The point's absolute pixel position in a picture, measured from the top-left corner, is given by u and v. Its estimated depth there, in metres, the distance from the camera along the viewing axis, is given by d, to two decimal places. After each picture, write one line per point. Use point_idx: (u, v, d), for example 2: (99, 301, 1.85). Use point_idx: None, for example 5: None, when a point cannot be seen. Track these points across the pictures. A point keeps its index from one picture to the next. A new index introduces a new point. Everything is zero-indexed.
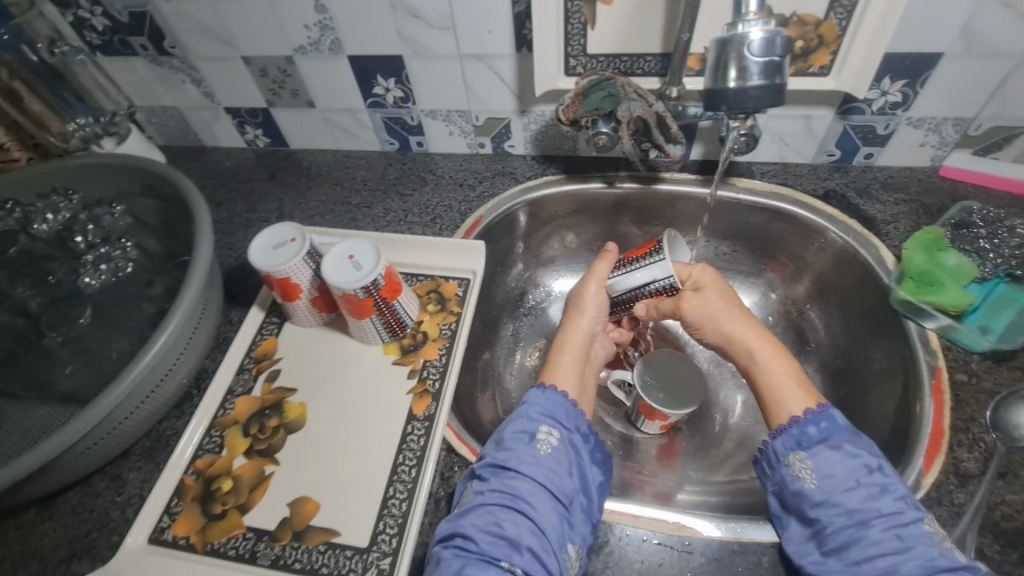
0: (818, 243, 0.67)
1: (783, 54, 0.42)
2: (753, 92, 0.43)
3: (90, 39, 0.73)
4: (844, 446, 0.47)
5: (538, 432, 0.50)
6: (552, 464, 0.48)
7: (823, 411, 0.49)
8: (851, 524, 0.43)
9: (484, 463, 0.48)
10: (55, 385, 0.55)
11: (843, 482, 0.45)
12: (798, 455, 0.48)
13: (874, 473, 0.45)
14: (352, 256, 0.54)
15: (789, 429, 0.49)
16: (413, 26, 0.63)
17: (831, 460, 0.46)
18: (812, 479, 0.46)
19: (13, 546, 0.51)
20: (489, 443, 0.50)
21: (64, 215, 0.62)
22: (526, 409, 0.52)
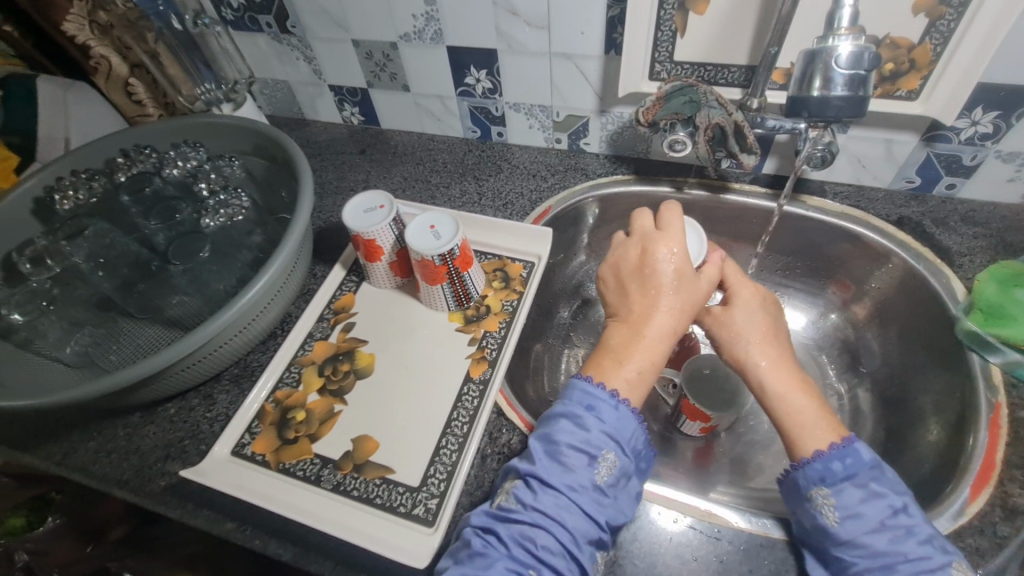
0: (884, 268, 0.66)
1: (869, 69, 0.43)
2: (836, 102, 0.45)
3: (225, 14, 0.82)
4: (871, 485, 0.44)
5: (598, 454, 0.45)
6: (603, 493, 0.44)
7: (847, 445, 0.46)
8: (877, 566, 0.42)
9: (534, 470, 0.45)
10: (164, 311, 0.65)
11: (868, 522, 0.43)
12: (823, 493, 0.45)
13: (901, 514, 0.43)
14: (433, 227, 0.60)
15: (810, 464, 0.46)
16: (510, 23, 0.68)
17: (855, 500, 0.44)
18: (836, 517, 0.44)
19: (121, 441, 0.59)
20: (541, 445, 0.46)
21: (192, 164, 0.70)
22: (591, 421, 0.46)
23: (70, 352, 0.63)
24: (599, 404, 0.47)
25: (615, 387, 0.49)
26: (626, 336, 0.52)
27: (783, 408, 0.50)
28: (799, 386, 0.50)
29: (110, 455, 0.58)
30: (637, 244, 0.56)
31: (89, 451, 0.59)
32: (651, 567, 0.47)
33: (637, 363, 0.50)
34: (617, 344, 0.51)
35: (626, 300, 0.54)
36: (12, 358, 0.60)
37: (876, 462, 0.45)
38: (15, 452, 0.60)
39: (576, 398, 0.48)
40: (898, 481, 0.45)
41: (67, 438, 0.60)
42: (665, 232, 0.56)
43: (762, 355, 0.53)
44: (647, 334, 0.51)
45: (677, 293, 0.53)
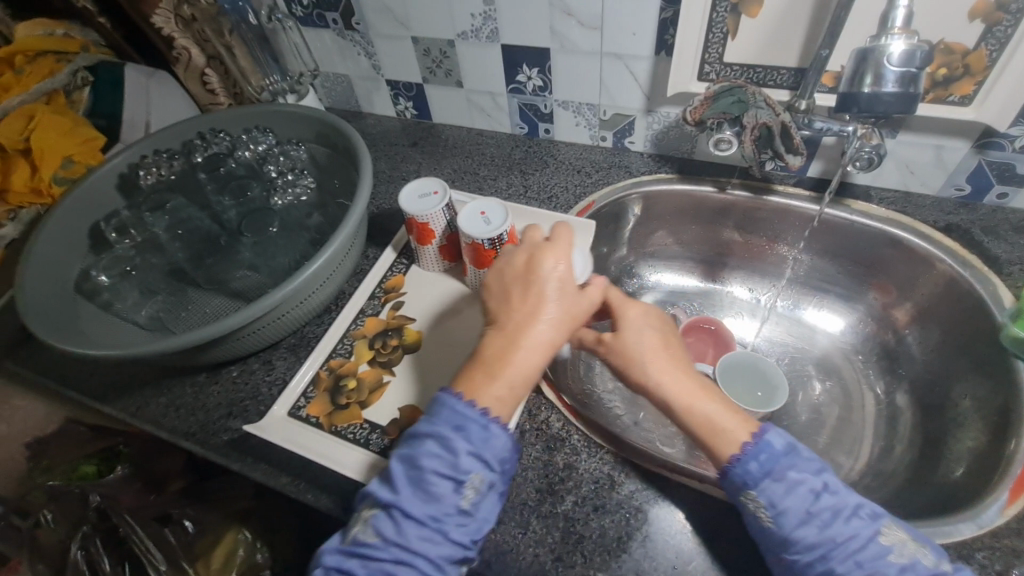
0: (928, 274, 0.66)
1: (921, 67, 0.44)
2: (886, 98, 0.46)
3: (296, 11, 0.88)
4: (788, 476, 0.44)
5: (463, 478, 0.44)
6: (469, 516, 0.44)
7: (757, 441, 0.45)
8: (818, 558, 0.42)
9: (393, 501, 0.43)
10: (229, 282, 0.70)
11: (794, 517, 0.43)
12: (751, 496, 0.45)
13: (823, 496, 0.43)
14: (483, 213, 0.63)
15: (732, 471, 0.45)
16: (565, 23, 0.71)
17: (778, 496, 0.43)
18: (769, 518, 0.44)
19: (188, 398, 0.65)
20: (405, 472, 0.44)
21: (262, 148, 0.75)
22: (458, 443, 0.45)
23: (144, 315, 0.68)
24: (467, 424, 0.45)
25: (486, 404, 0.46)
26: (503, 346, 0.49)
27: (695, 421, 0.48)
28: (705, 394, 0.49)
29: (179, 410, 0.64)
30: (524, 253, 0.54)
31: (160, 405, 0.64)
32: (682, 545, 0.49)
33: (509, 379, 0.47)
34: (494, 354, 0.48)
35: (504, 310, 0.51)
36: (95, 316, 0.66)
37: (788, 447, 0.45)
38: (94, 403, 0.66)
39: (444, 415, 0.46)
40: (813, 456, 0.46)
41: (140, 393, 0.66)
42: (553, 245, 0.54)
43: (662, 371, 0.50)
44: (524, 346, 0.48)
45: (562, 302, 0.50)
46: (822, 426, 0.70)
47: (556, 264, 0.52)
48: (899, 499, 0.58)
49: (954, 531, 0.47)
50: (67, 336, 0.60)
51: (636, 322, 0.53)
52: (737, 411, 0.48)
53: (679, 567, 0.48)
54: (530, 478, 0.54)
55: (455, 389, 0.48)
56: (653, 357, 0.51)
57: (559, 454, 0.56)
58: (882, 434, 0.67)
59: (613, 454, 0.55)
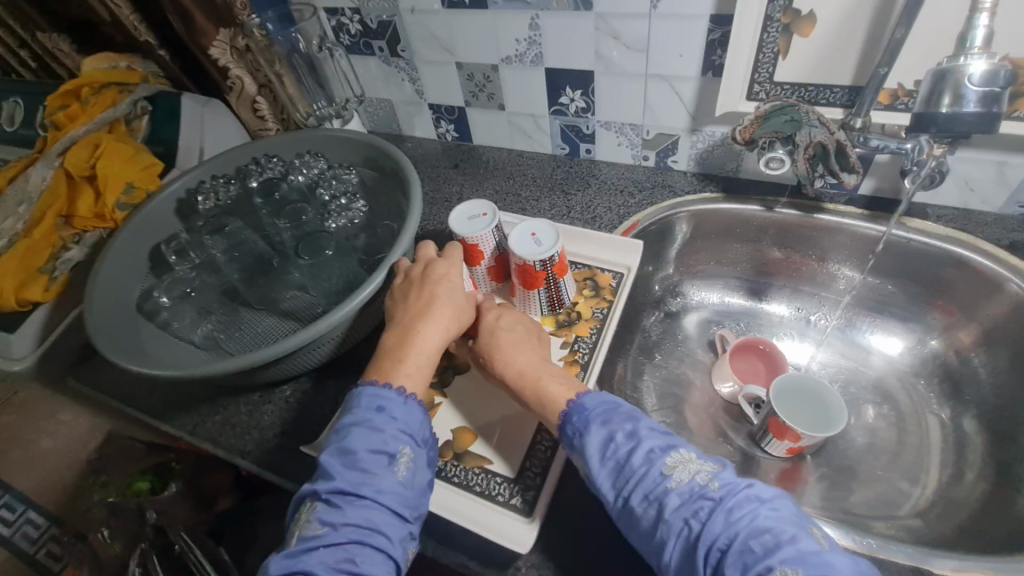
0: (996, 295, 0.64)
1: (1005, 86, 0.44)
2: (967, 118, 0.45)
3: (343, 40, 0.91)
4: (590, 428, 0.48)
5: (395, 450, 0.47)
6: (406, 488, 0.47)
7: (573, 404, 0.50)
8: (622, 499, 0.44)
9: (333, 488, 0.45)
10: (280, 303, 0.72)
11: (597, 464, 0.46)
12: (572, 455, 0.49)
13: (618, 440, 0.46)
14: (534, 234, 0.63)
15: (561, 433, 0.50)
16: (611, 46, 0.71)
17: (584, 449, 0.47)
18: (586, 471, 0.47)
19: (243, 416, 0.66)
20: (341, 459, 0.46)
21: (314, 174, 0.77)
22: (384, 420, 0.48)
23: (200, 335, 0.70)
24: (388, 402, 0.50)
25: (400, 383, 0.52)
26: (399, 337, 0.55)
27: (544, 397, 0.52)
28: (556, 376, 0.54)
29: (234, 429, 0.65)
30: (419, 265, 0.62)
31: (216, 423, 0.66)
32: None
33: (414, 359, 0.53)
34: (393, 345, 0.55)
35: (399, 311, 0.58)
36: (156, 335, 0.68)
37: (597, 402, 0.50)
38: (153, 420, 0.68)
39: (365, 402, 0.50)
40: (624, 407, 0.49)
41: (197, 411, 0.67)
42: (444, 257, 0.63)
43: (519, 358, 0.56)
44: (421, 332, 0.55)
45: (450, 299, 0.58)
46: (881, 452, 0.68)
47: (446, 269, 0.61)
48: (974, 532, 0.55)
49: None
50: (131, 355, 0.62)
51: (499, 320, 0.59)
52: (571, 383, 0.53)
53: None
54: (585, 503, 0.54)
55: (367, 381, 0.53)
56: (505, 348, 0.57)
57: None
58: (949, 462, 0.64)
59: None
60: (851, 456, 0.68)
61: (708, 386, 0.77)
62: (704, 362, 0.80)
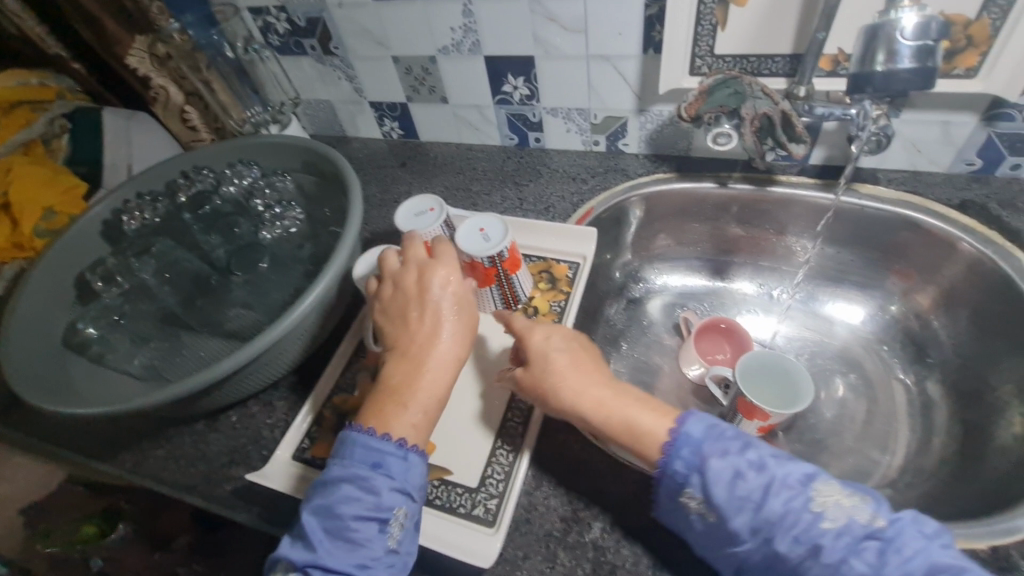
0: (948, 254, 0.64)
1: (938, 38, 0.42)
2: (902, 75, 0.44)
3: (272, 41, 0.85)
4: (710, 464, 0.42)
5: (387, 515, 0.44)
6: (396, 555, 0.44)
7: (676, 436, 0.44)
8: (760, 542, 0.40)
9: (318, 560, 0.42)
10: (223, 323, 0.66)
11: (726, 506, 0.41)
12: (685, 493, 0.43)
13: (749, 476, 0.41)
14: (482, 229, 0.60)
15: (664, 470, 0.43)
16: (548, 29, 0.69)
17: (705, 488, 0.41)
18: (707, 512, 0.42)
19: (188, 448, 0.62)
20: (330, 526, 0.44)
21: (247, 182, 0.74)
22: (379, 480, 0.45)
23: (138, 364, 0.64)
24: (384, 457, 0.46)
25: (402, 434, 0.47)
26: (407, 372, 0.50)
27: (631, 430, 0.46)
28: (637, 401, 0.48)
29: (178, 462, 0.61)
30: (413, 271, 0.55)
31: (159, 458, 0.62)
32: None
33: (421, 404, 0.49)
34: (399, 382, 0.50)
35: (405, 338, 0.52)
36: (86, 370, 0.63)
37: (707, 432, 0.43)
38: (90, 461, 0.63)
39: (359, 457, 0.46)
40: (734, 432, 0.43)
41: (137, 447, 0.63)
42: (439, 258, 0.56)
43: (588, 384, 0.49)
44: (429, 368, 0.50)
45: (457, 321, 0.52)
46: (851, 422, 0.67)
47: (445, 276, 0.54)
48: (944, 497, 0.55)
49: (1014, 528, 0.45)
50: (57, 396, 0.57)
51: (549, 339, 0.53)
52: (664, 410, 0.47)
53: None
54: (550, 506, 0.51)
55: (362, 426, 0.48)
56: (567, 374, 0.50)
57: (580, 478, 0.53)
58: (917, 426, 0.64)
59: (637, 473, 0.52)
60: (821, 429, 0.67)
61: (675, 370, 0.76)
62: (671, 346, 0.78)
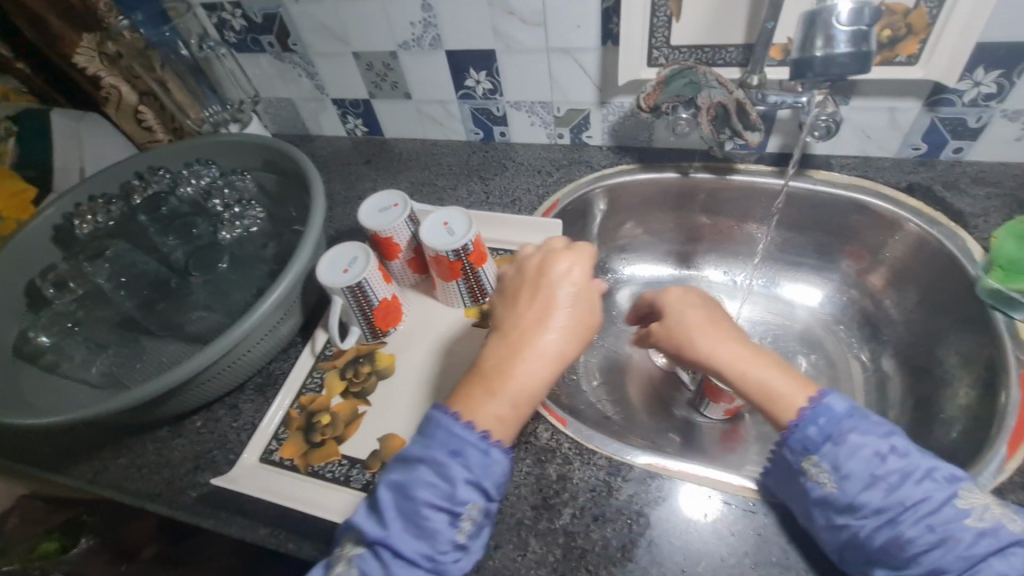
0: (897, 235, 0.66)
1: (870, 24, 0.44)
2: (840, 59, 0.45)
3: (228, 37, 0.84)
4: (850, 438, 0.43)
5: (459, 509, 0.42)
6: (459, 548, 0.43)
7: (818, 403, 0.45)
8: (882, 522, 0.40)
9: (386, 538, 0.42)
10: (184, 327, 0.65)
11: (861, 482, 0.42)
12: (811, 460, 0.44)
13: (890, 459, 0.42)
14: (446, 223, 0.60)
15: (789, 432, 0.45)
16: (508, 22, 0.69)
17: (841, 461, 0.42)
18: (832, 484, 0.43)
19: (150, 455, 0.60)
20: (401, 507, 0.43)
21: (205, 182, 0.71)
22: (456, 471, 0.43)
23: (95, 371, 0.62)
24: (465, 446, 0.44)
25: (485, 426, 0.45)
26: (506, 355, 0.49)
27: (761, 389, 0.48)
28: (776, 365, 0.49)
29: (141, 470, 0.59)
30: (538, 257, 0.55)
31: (120, 466, 0.60)
32: (688, 545, 0.46)
33: (508, 397, 0.47)
34: (492, 366, 0.48)
35: (512, 317, 0.51)
36: (39, 379, 0.60)
37: (852, 410, 0.44)
38: (48, 474, 0.61)
39: (438, 441, 0.44)
40: (880, 418, 0.44)
41: (98, 457, 0.61)
42: (574, 249, 0.54)
43: (724, 349, 0.51)
44: (525, 358, 0.48)
45: (571, 310, 0.50)
46: None
47: (568, 267, 0.52)
48: None
49: None
50: (7, 408, 0.55)
51: (681, 307, 0.56)
52: (795, 377, 0.48)
53: (688, 571, 0.45)
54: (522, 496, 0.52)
55: (450, 408, 0.47)
56: (703, 340, 0.52)
57: (550, 466, 0.53)
58: (873, 403, 0.66)
59: (606, 458, 0.53)
60: None
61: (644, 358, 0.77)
62: None
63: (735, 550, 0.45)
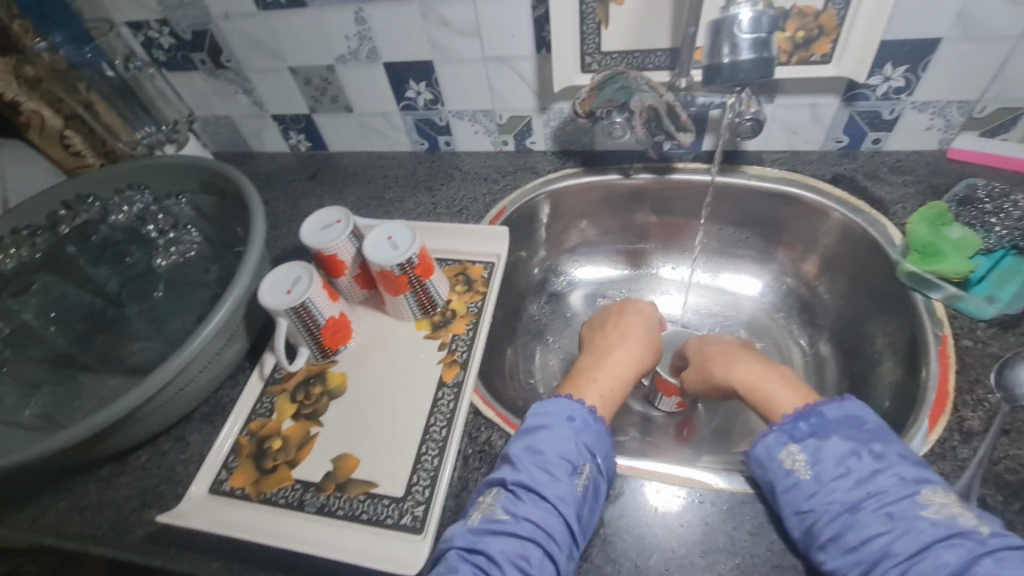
0: (826, 224, 0.70)
1: (769, 32, 0.47)
2: (744, 65, 0.48)
3: (157, 56, 0.81)
4: (833, 436, 0.45)
5: (581, 463, 0.48)
6: (586, 504, 0.47)
7: (811, 408, 0.48)
8: (844, 509, 0.42)
9: (525, 482, 0.47)
10: (126, 359, 0.62)
11: (831, 472, 0.44)
12: (790, 450, 0.46)
13: (865, 457, 0.44)
14: (390, 237, 0.60)
15: (781, 425, 0.48)
16: (442, 33, 0.69)
17: (819, 453, 0.45)
18: (807, 471, 0.45)
19: (93, 496, 0.58)
20: (534, 458, 0.48)
21: (138, 208, 0.70)
22: (574, 431, 0.50)
23: (29, 414, 0.56)
24: (579, 414, 0.51)
25: (593, 401, 0.55)
26: (596, 359, 0.62)
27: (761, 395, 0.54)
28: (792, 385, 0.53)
29: (83, 513, 0.57)
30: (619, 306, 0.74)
31: (61, 511, 0.57)
32: (640, 540, 0.47)
33: (608, 381, 0.58)
34: (588, 364, 0.61)
35: (599, 340, 0.66)
36: None
37: (844, 417, 0.46)
38: None
39: (557, 409, 0.52)
40: (874, 427, 0.46)
41: (35, 503, 0.58)
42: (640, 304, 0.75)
43: (746, 370, 0.57)
44: (614, 358, 0.61)
45: (643, 336, 0.65)
46: None
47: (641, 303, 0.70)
48: None
49: None
50: None
51: (702, 343, 0.67)
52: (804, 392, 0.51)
53: (640, 564, 0.46)
54: None
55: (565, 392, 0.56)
56: (724, 363, 0.60)
57: None
58: (814, 386, 0.70)
59: None
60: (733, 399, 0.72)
61: None
62: None
63: (684, 540, 0.47)
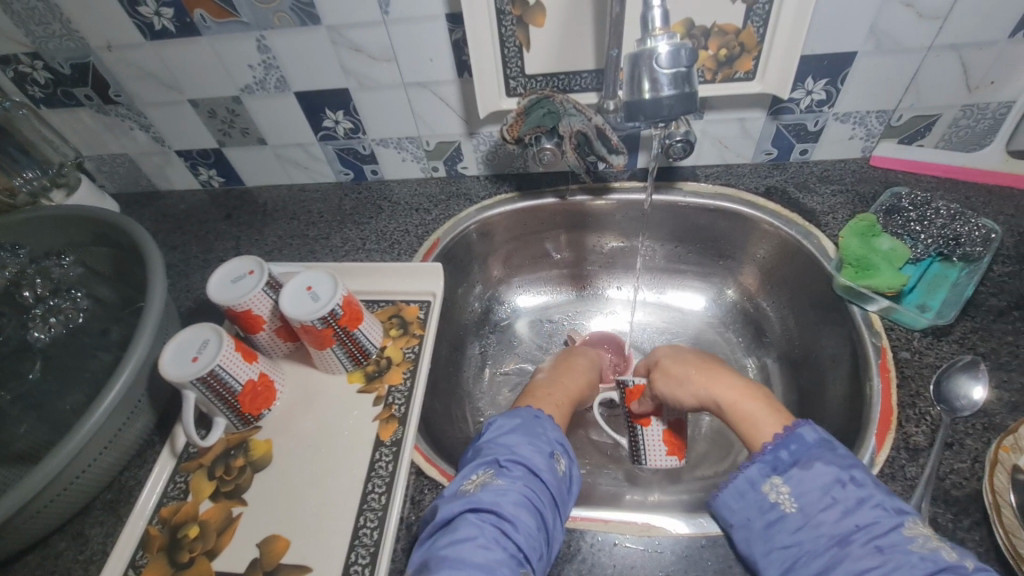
0: (762, 237, 0.70)
1: (689, 65, 0.45)
2: (666, 101, 0.46)
3: (32, 92, 0.72)
4: (815, 464, 0.43)
5: (558, 447, 0.50)
6: (566, 485, 0.48)
7: (790, 432, 0.46)
8: (834, 544, 0.40)
9: (520, 455, 0.48)
10: (7, 447, 0.53)
11: (817, 502, 0.42)
12: (773, 482, 0.45)
13: (849, 486, 0.42)
14: (310, 288, 0.54)
15: (763, 455, 0.46)
16: (356, 59, 0.64)
17: (803, 482, 0.43)
18: (791, 504, 0.43)
19: None
20: (521, 436, 0.50)
21: (11, 271, 0.62)
22: (546, 421, 0.52)
23: None
24: (544, 413, 0.54)
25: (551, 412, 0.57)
26: (551, 374, 0.65)
27: (739, 416, 0.51)
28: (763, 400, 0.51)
29: None
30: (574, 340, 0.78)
31: None
32: None
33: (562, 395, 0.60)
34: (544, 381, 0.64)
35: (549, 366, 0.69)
36: None
37: (822, 441, 0.45)
38: None
39: (526, 406, 0.54)
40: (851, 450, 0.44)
41: None
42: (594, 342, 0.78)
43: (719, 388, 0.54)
44: (569, 377, 0.65)
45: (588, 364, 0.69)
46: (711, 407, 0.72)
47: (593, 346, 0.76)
48: None
49: None
50: None
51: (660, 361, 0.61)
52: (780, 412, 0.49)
53: None
54: None
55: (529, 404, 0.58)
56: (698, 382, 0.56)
57: None
58: None
59: None
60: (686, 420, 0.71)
61: None
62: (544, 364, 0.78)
63: None
